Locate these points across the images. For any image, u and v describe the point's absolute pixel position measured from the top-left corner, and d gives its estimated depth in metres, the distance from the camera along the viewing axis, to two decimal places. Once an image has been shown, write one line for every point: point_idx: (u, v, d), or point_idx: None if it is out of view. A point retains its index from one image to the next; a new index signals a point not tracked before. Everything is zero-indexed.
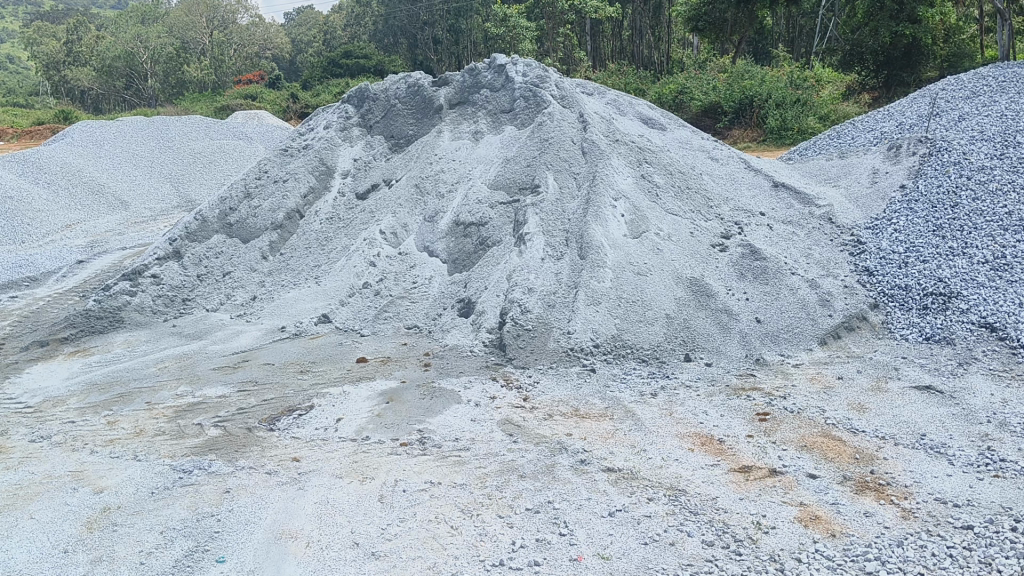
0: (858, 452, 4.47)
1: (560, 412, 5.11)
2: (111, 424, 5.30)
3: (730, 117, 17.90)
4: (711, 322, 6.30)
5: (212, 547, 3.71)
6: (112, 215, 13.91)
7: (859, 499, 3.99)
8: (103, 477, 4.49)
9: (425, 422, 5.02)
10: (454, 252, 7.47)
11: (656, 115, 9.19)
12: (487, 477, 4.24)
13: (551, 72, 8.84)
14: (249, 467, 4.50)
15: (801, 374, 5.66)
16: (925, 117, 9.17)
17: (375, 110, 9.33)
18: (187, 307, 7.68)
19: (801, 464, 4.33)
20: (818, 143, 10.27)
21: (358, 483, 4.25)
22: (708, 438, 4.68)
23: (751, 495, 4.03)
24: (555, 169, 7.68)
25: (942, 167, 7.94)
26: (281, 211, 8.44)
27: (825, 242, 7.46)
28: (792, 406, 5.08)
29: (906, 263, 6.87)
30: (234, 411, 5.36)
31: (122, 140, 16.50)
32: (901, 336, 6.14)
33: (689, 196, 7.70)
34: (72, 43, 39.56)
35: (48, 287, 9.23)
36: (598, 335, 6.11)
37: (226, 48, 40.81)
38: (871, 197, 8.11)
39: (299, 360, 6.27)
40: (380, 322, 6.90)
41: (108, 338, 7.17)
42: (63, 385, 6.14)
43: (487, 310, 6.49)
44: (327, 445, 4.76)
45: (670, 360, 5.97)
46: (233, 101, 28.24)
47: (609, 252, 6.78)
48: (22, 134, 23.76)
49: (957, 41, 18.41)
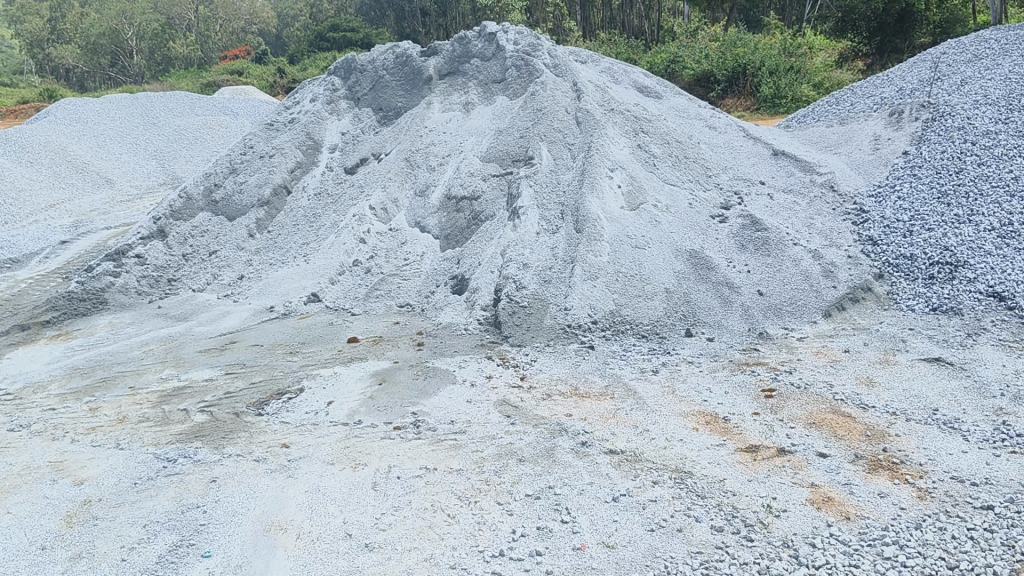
0: (868, 430, 4.29)
1: (558, 392, 4.94)
2: (93, 412, 5.09)
3: (723, 86, 17.73)
4: (712, 296, 6.13)
5: (197, 541, 3.53)
6: (97, 194, 13.60)
7: (873, 479, 3.83)
8: (84, 467, 4.31)
9: (419, 403, 4.85)
10: (446, 229, 7.27)
11: (652, 83, 8.94)
12: (484, 462, 4.06)
13: (543, 40, 8.56)
14: (236, 455, 4.32)
15: (806, 348, 5.48)
16: (927, 83, 8.96)
17: (362, 82, 9.07)
18: (173, 288, 7.49)
19: (811, 444, 4.16)
20: (816, 111, 10.02)
21: (351, 470, 4.06)
22: (712, 417, 4.49)
23: (760, 476, 3.85)
24: (549, 140, 7.46)
25: (946, 133, 7.74)
26: (268, 187, 8.20)
27: (827, 211, 7.26)
28: (799, 382, 4.89)
29: (911, 232, 6.67)
30: (221, 396, 5.17)
31: (105, 118, 16.14)
32: (907, 307, 5.97)
33: (686, 166, 7.49)
34: (55, 21, 38.48)
35: (30, 269, 9.03)
36: (596, 311, 5.92)
37: (212, 24, 39.98)
38: (874, 163, 7.90)
39: (288, 341, 6.08)
40: (371, 300, 6.71)
41: (91, 321, 6.96)
42: (44, 370, 5.93)
43: (481, 287, 6.30)
44: (318, 431, 4.58)
45: (670, 335, 5.80)
46: (220, 77, 27.78)
47: (605, 225, 6.58)
48: (5, 113, 23.29)
49: (949, 7, 18.09)
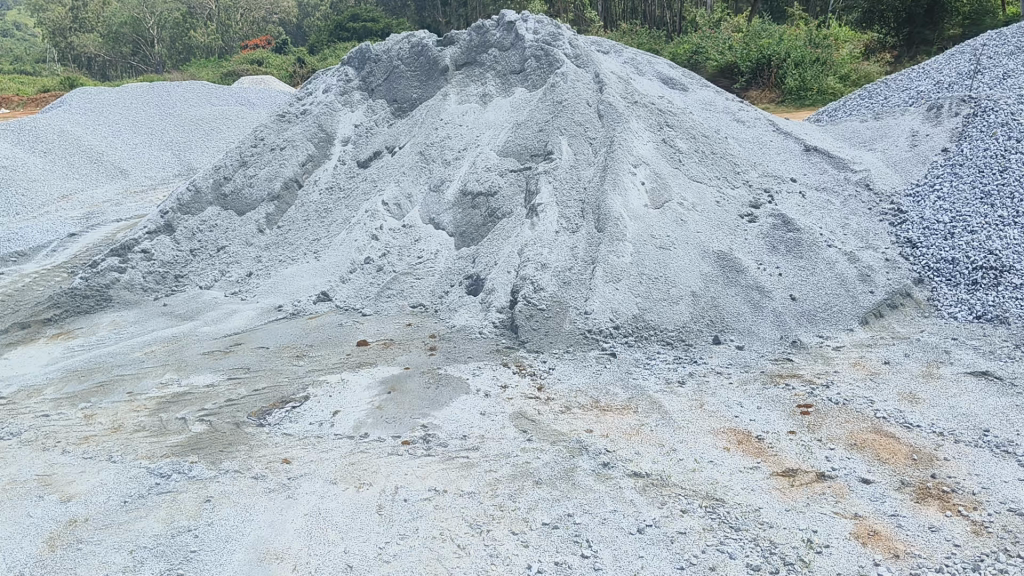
0: (914, 453, 3.96)
1: (578, 404, 4.63)
2: (87, 419, 4.85)
3: (747, 78, 17.11)
4: (741, 301, 5.80)
5: (185, 571, 3.25)
6: (111, 185, 13.39)
7: (922, 509, 3.50)
8: (73, 482, 4.06)
9: (430, 415, 4.56)
10: (462, 226, 6.97)
11: (677, 75, 8.58)
12: (498, 485, 3.76)
13: (564, 29, 8.22)
14: (233, 471, 4.05)
15: (842, 359, 5.14)
16: (966, 76, 8.56)
17: (377, 73, 8.77)
18: (180, 285, 7.25)
19: (852, 468, 3.83)
20: (848, 104, 9.64)
21: (355, 491, 3.78)
22: (745, 436, 4.17)
23: (799, 506, 3.54)
24: (570, 134, 7.13)
25: (989, 129, 7.33)
26: (278, 180, 7.92)
27: (863, 211, 6.90)
28: (837, 398, 4.56)
29: (952, 234, 6.30)
30: (222, 404, 4.90)
31: (119, 108, 15.90)
32: (948, 315, 5.63)
33: (714, 162, 7.14)
34: (77, 9, 38.19)
35: (37, 263, 8.81)
36: (618, 316, 5.61)
37: (233, 14, 39.89)
38: (912, 160, 7.52)
39: (295, 343, 5.81)
40: (382, 300, 6.42)
41: (94, 319, 6.73)
42: (41, 372, 5.70)
43: (497, 288, 5.99)
44: (322, 444, 4.30)
45: (697, 342, 5.48)
46: (240, 66, 27.55)
47: (628, 224, 6.26)
48: (25, 102, 23.15)
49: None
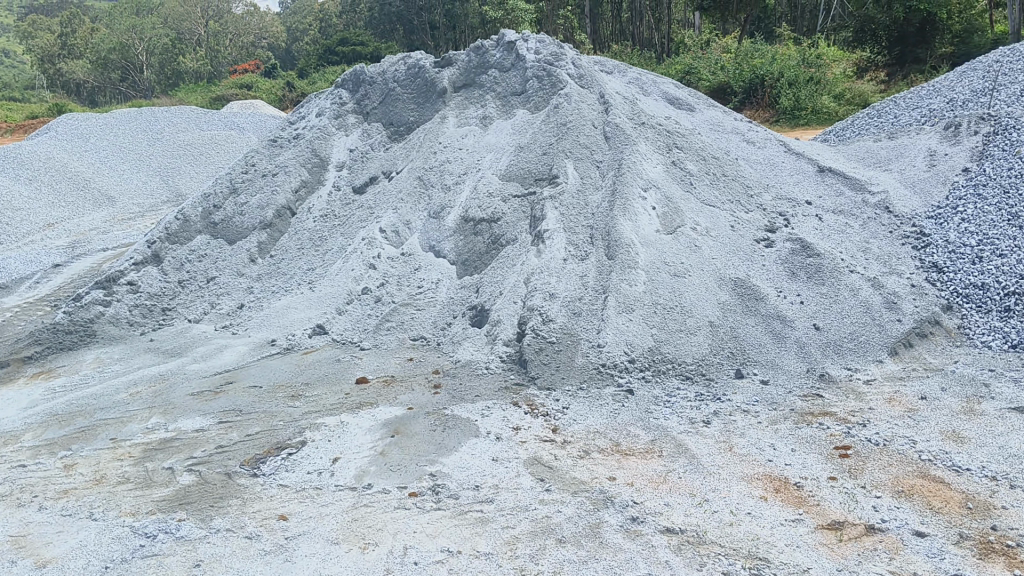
0: (969, 500, 3.64)
1: (597, 448, 4.30)
2: (67, 469, 4.49)
3: (741, 98, 17.05)
4: (762, 331, 5.48)
5: None
6: (97, 212, 13.04)
7: (987, 567, 3.18)
8: (50, 544, 3.70)
9: (438, 462, 4.22)
10: (464, 253, 6.65)
11: (683, 94, 8.31)
12: (517, 543, 3.43)
13: (566, 48, 7.94)
14: (225, 529, 3.70)
15: (875, 395, 4.82)
16: (982, 94, 8.32)
17: (372, 96, 8.47)
18: (168, 317, 6.88)
19: (904, 519, 3.51)
20: (856, 124, 9.40)
21: (359, 553, 3.43)
22: (782, 483, 3.85)
23: (850, 565, 3.21)
24: (575, 157, 6.83)
25: (1011, 147, 7.07)
26: (270, 208, 7.59)
27: (883, 234, 6.62)
28: (876, 438, 4.24)
29: (980, 258, 6.03)
30: (212, 452, 4.54)
31: (107, 134, 15.59)
32: (983, 344, 5.35)
33: (726, 184, 6.86)
34: (66, 34, 37.83)
35: (19, 296, 8.45)
36: (633, 349, 5.28)
37: (222, 39, 39.76)
38: (931, 181, 7.25)
39: (290, 382, 5.46)
40: (381, 333, 6.09)
41: (76, 357, 6.36)
42: (19, 416, 5.32)
43: (503, 320, 5.67)
44: (322, 497, 3.95)
45: (718, 376, 5.16)
46: (228, 91, 27.20)
47: (640, 250, 5.95)
48: (12, 129, 22.82)
49: (969, 16, 17.87)
